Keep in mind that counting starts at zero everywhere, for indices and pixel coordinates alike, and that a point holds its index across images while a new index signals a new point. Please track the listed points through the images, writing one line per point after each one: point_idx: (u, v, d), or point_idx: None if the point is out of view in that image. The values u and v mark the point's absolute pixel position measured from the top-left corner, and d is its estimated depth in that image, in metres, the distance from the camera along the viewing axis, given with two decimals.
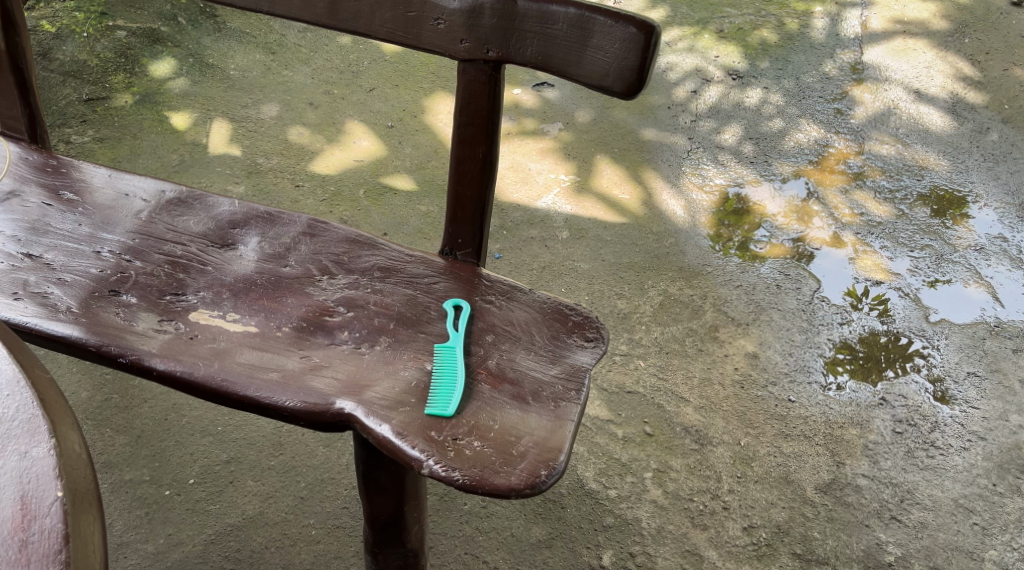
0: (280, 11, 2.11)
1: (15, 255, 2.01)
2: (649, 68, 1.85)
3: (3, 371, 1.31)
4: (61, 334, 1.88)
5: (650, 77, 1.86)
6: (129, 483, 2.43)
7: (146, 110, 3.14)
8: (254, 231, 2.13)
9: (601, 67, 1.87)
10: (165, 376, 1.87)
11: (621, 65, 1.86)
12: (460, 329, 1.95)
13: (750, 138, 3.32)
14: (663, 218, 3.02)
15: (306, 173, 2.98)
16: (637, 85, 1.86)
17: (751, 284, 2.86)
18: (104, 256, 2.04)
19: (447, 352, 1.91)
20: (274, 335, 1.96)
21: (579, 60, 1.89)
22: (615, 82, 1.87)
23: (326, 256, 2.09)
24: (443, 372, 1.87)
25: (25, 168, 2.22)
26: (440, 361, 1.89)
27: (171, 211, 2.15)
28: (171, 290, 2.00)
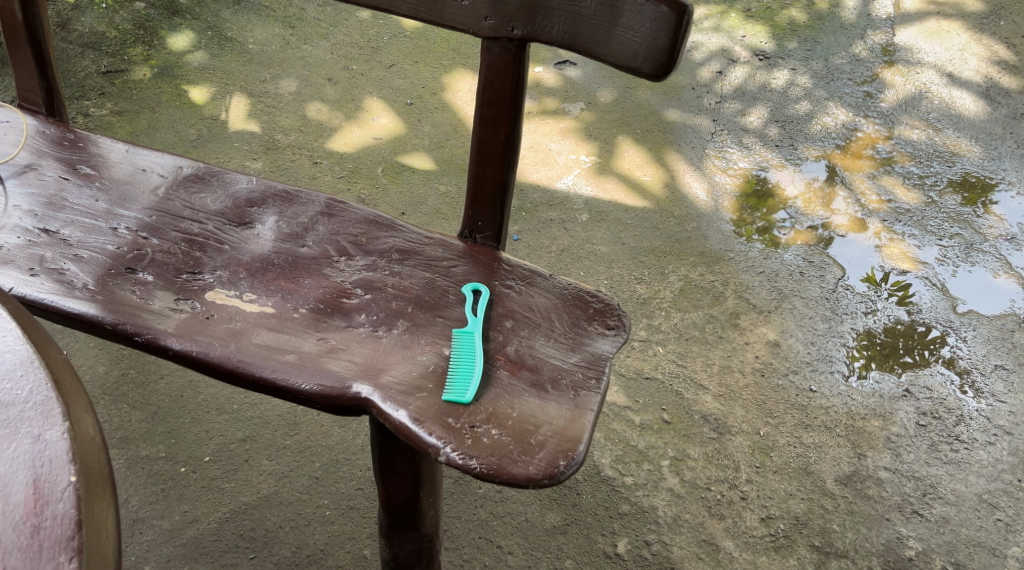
0: None
1: (32, 230, 1.99)
2: (679, 49, 1.80)
3: (19, 351, 1.29)
4: (78, 311, 1.86)
5: (681, 58, 1.81)
6: (145, 459, 2.41)
7: (165, 83, 3.10)
8: (272, 210, 2.10)
9: (631, 46, 1.83)
10: (181, 356, 1.84)
11: (651, 46, 1.81)
12: (480, 315, 1.92)
13: (776, 121, 3.26)
14: (685, 201, 2.97)
15: (324, 150, 2.95)
16: (667, 66, 1.81)
17: (774, 271, 2.82)
18: (120, 233, 2.01)
19: (465, 338, 1.88)
20: (291, 316, 1.93)
21: (608, 39, 1.84)
22: (644, 63, 1.83)
23: (344, 236, 2.06)
24: (461, 358, 1.85)
25: (42, 141, 2.19)
26: (459, 347, 1.86)
27: (189, 188, 2.12)
28: (187, 268, 1.98)
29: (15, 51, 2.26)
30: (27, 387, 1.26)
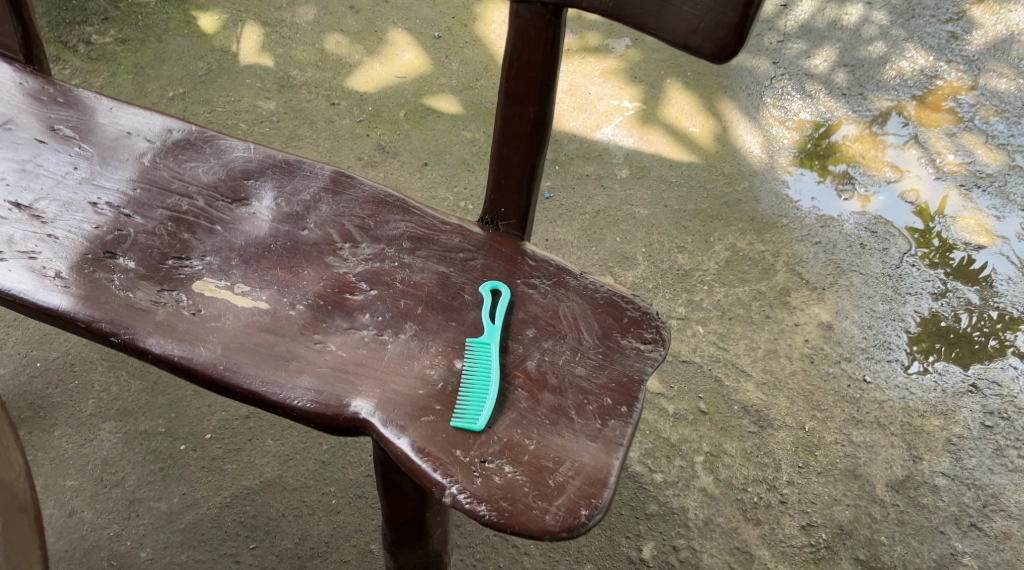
0: None
1: (2, 205, 1.78)
2: (749, 28, 1.53)
3: None
4: (50, 306, 1.67)
5: (749, 38, 1.53)
6: (143, 434, 2.26)
7: (173, 8, 2.85)
8: (270, 184, 1.87)
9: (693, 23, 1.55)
10: (163, 360, 1.66)
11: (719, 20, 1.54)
12: (498, 321, 1.71)
13: (845, 64, 2.94)
14: (736, 157, 2.70)
15: (342, 90, 2.70)
16: (732, 49, 1.54)
17: (832, 242, 2.56)
18: (101, 209, 1.80)
19: (480, 348, 1.67)
20: (287, 315, 1.73)
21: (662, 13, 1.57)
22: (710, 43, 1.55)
23: (349, 219, 1.83)
24: (475, 373, 1.64)
25: (19, 94, 1.96)
26: (472, 360, 1.66)
27: (179, 155, 1.89)
28: (174, 253, 1.77)
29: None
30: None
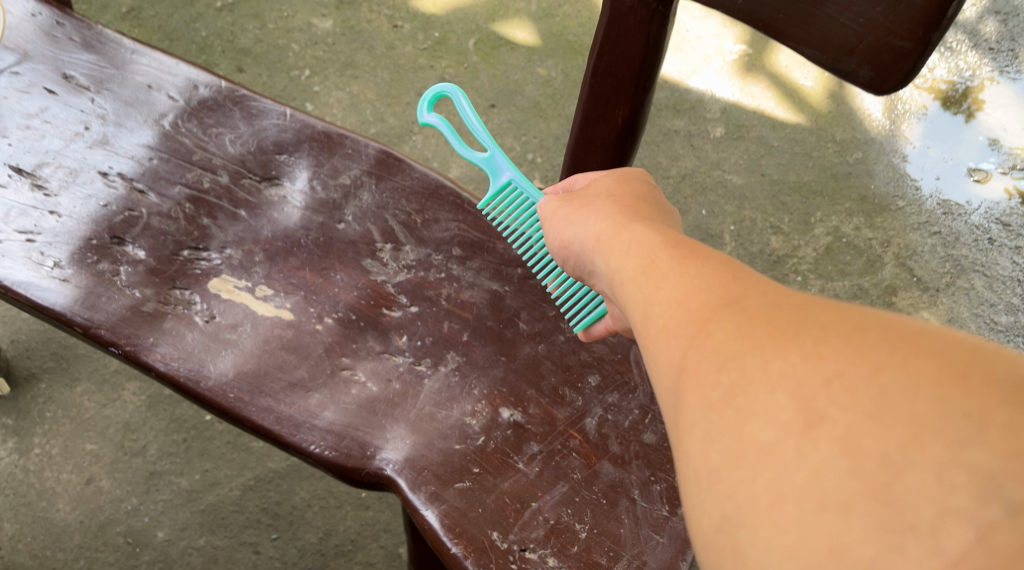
0: None
1: (4, 172, 1.51)
2: (925, 58, 1.28)
3: None
4: (49, 305, 1.43)
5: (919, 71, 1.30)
6: (167, 398, 2.09)
7: None
8: (306, 160, 1.58)
9: (902, 7, 1.24)
10: (167, 378, 1.43)
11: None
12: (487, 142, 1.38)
13: (997, 10, 2.49)
14: (852, 120, 2.33)
15: (407, 10, 2.29)
16: (900, 78, 1.30)
17: (954, 233, 2.22)
18: (111, 181, 1.53)
19: (505, 192, 1.45)
20: (312, 330, 1.48)
21: (828, 30, 1.31)
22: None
23: (394, 212, 1.55)
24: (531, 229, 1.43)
25: (32, 33, 1.62)
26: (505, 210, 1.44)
27: (204, 119, 1.59)
28: (190, 241, 1.51)
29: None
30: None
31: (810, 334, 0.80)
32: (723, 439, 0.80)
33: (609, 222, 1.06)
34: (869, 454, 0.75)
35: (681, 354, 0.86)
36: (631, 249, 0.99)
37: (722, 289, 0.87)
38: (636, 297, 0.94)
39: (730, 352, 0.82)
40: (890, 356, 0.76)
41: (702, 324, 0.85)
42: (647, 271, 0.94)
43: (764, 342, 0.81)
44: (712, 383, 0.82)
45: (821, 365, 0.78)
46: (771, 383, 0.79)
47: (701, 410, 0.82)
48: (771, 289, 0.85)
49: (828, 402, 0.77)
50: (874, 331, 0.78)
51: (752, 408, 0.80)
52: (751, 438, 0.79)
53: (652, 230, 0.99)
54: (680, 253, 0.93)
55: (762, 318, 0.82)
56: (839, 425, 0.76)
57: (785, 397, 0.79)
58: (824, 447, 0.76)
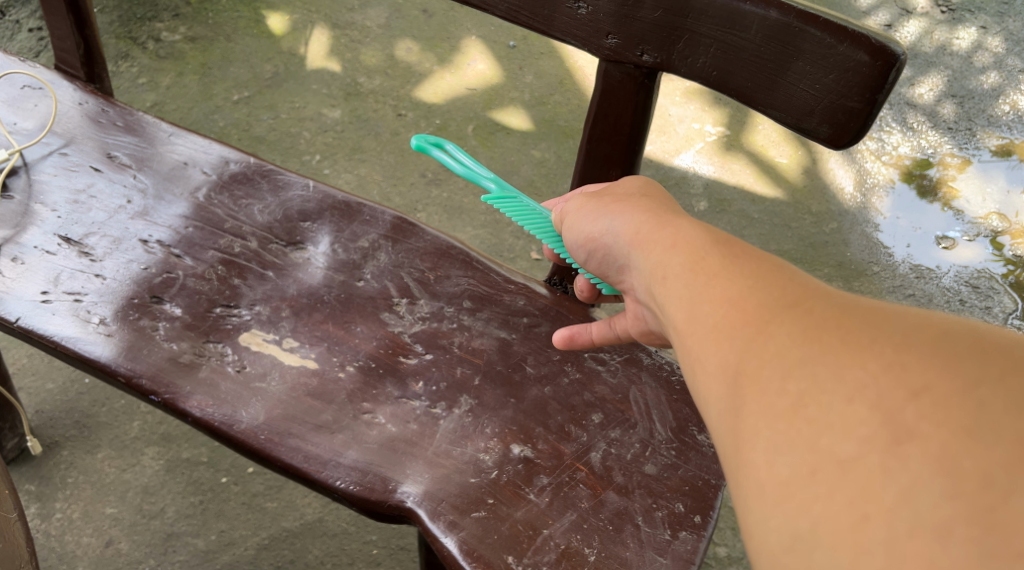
0: None
1: (52, 240, 1.65)
2: (876, 114, 1.42)
3: None
4: (92, 358, 1.55)
5: (871, 128, 1.43)
6: (186, 462, 2.19)
7: (244, 6, 2.66)
8: (328, 227, 1.72)
9: (851, 72, 1.40)
10: (202, 423, 1.54)
11: (865, 26, 1.38)
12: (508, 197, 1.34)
13: (953, 95, 2.70)
14: (826, 193, 2.50)
15: (411, 100, 2.48)
16: (855, 134, 1.44)
17: (928, 295, 2.32)
18: (151, 248, 1.66)
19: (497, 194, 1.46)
20: (335, 378, 1.60)
21: (790, 94, 1.46)
22: (874, 57, 1.37)
23: (409, 271, 1.69)
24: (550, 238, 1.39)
25: (80, 121, 1.79)
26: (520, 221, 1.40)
27: (235, 192, 1.75)
28: (222, 299, 1.63)
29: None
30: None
31: (897, 351, 0.82)
32: (799, 452, 0.83)
33: (670, 239, 1.08)
34: (964, 471, 0.76)
35: (758, 370, 0.88)
36: (680, 246, 1.06)
37: (790, 298, 0.92)
38: (703, 313, 0.97)
39: (806, 364, 0.85)
40: (981, 372, 0.79)
41: (772, 337, 0.89)
42: (701, 272, 1.00)
43: (845, 355, 0.84)
44: (786, 393, 0.85)
45: (909, 378, 0.80)
46: (853, 397, 0.82)
47: (779, 426, 0.85)
48: (855, 307, 0.88)
49: (916, 417, 0.79)
50: (963, 347, 0.80)
51: (835, 421, 0.82)
52: (834, 452, 0.81)
53: (700, 240, 1.05)
54: (743, 268, 0.98)
55: (847, 335, 0.85)
56: (927, 441, 0.78)
57: (869, 412, 0.81)
58: (911, 461, 0.78)
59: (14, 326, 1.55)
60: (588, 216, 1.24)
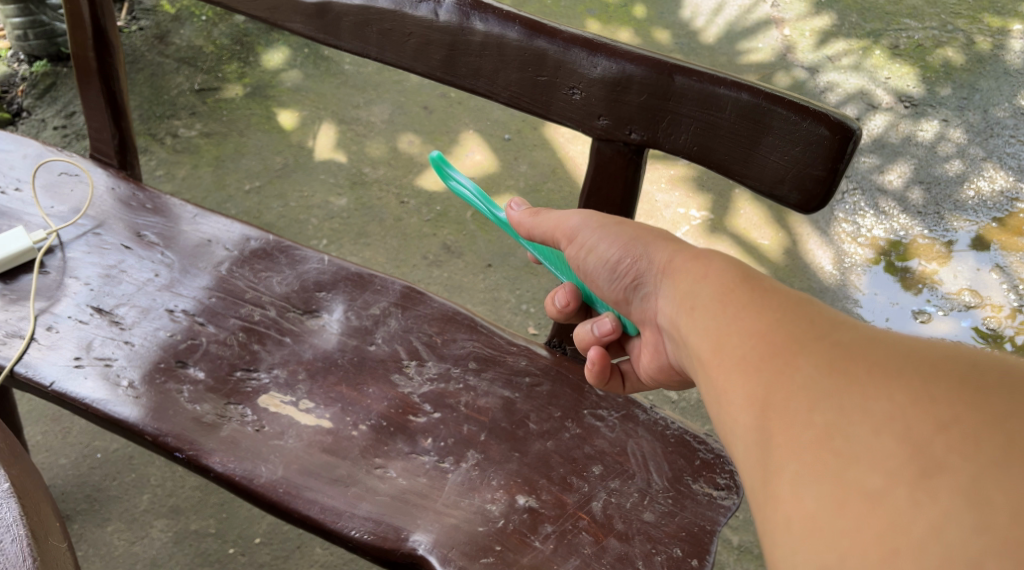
0: (390, 58, 1.78)
1: (84, 310, 1.76)
2: (838, 182, 1.56)
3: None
4: (121, 417, 1.64)
5: (835, 193, 1.57)
6: (194, 534, 2.25)
7: (256, 104, 2.83)
8: (342, 296, 1.84)
9: (815, 145, 1.54)
10: (223, 478, 1.62)
11: (824, 106, 1.54)
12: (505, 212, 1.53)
13: (920, 181, 2.86)
14: (806, 272, 2.63)
15: (412, 188, 2.64)
16: (820, 200, 1.57)
17: None
18: (176, 316, 1.78)
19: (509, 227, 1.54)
20: (349, 435, 1.69)
21: (763, 166, 1.59)
22: (834, 131, 1.53)
23: (418, 336, 1.80)
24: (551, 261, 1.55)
25: (111, 203, 1.92)
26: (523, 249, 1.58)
27: (255, 265, 1.87)
28: (242, 364, 1.74)
29: (81, 66, 1.98)
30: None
31: (925, 385, 0.93)
32: (829, 482, 0.93)
33: (701, 271, 1.21)
34: (991, 502, 0.87)
35: (786, 404, 1.00)
36: (709, 279, 1.20)
37: (815, 336, 1.04)
38: (730, 347, 1.10)
39: (833, 398, 0.97)
40: (1005, 410, 0.90)
41: (800, 370, 1.01)
42: (730, 306, 1.14)
43: (874, 390, 0.95)
44: (817, 425, 0.97)
45: (937, 414, 0.91)
46: (882, 430, 0.93)
47: (807, 458, 0.96)
48: (881, 344, 0.99)
49: (945, 450, 0.89)
50: (988, 385, 0.91)
51: (866, 452, 0.93)
52: (866, 482, 0.92)
53: (725, 280, 1.18)
54: (769, 308, 1.10)
55: (874, 368, 0.96)
56: (954, 475, 0.88)
57: (900, 445, 0.91)
58: (939, 493, 0.88)
59: (48, 390, 1.66)
60: (606, 244, 1.35)
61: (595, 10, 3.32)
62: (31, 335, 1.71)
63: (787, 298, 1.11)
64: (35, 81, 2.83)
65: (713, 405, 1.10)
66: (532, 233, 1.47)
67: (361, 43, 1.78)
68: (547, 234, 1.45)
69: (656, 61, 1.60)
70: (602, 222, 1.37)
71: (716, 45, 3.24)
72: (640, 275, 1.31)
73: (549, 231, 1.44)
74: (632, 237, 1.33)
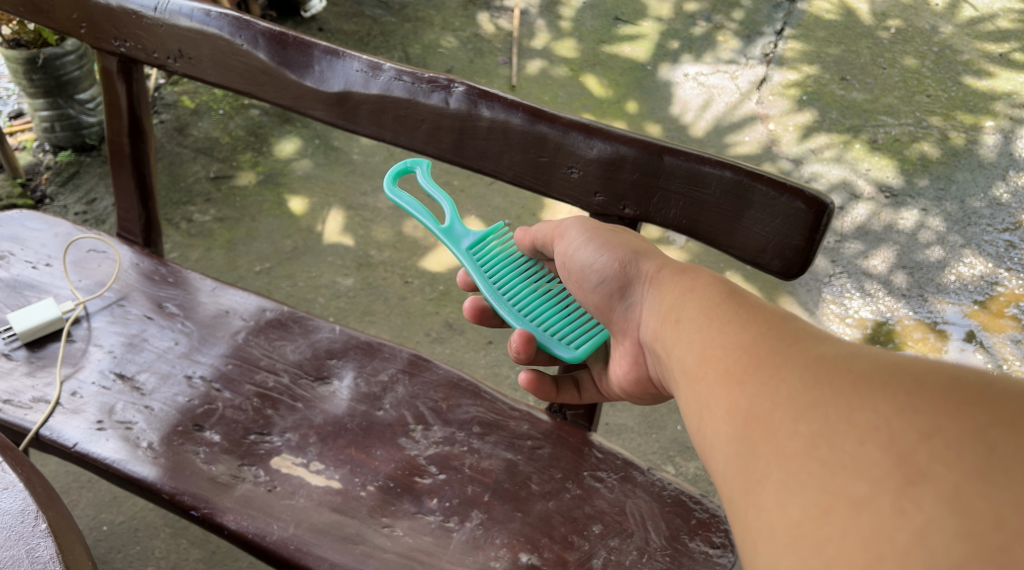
0: (404, 142, 1.89)
1: (107, 376, 1.85)
2: (816, 251, 1.67)
3: (35, 523, 1.27)
4: (139, 477, 1.72)
5: (813, 261, 1.68)
6: None
7: (268, 191, 2.96)
8: (352, 363, 1.93)
9: (793, 217, 1.66)
10: (236, 535, 1.69)
11: (800, 182, 1.67)
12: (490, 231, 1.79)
13: (903, 267, 2.98)
14: None
15: (416, 270, 2.78)
16: (800, 267, 1.68)
17: None
18: (194, 382, 1.86)
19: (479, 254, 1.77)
20: (358, 496, 1.75)
21: (746, 237, 1.70)
22: (810, 205, 1.65)
23: (424, 401, 1.88)
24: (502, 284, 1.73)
25: (134, 276, 2.02)
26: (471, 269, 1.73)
27: (270, 334, 1.95)
28: (256, 428, 1.82)
29: (114, 152, 2.11)
30: (9, 521, 1.27)
31: (906, 399, 1.11)
32: (814, 488, 1.11)
33: (691, 286, 1.40)
34: (967, 508, 1.04)
35: (771, 415, 1.18)
36: (699, 295, 1.38)
37: (799, 352, 1.22)
38: (714, 360, 1.28)
39: (818, 409, 1.14)
40: (980, 424, 1.08)
41: (785, 382, 1.19)
42: (716, 320, 1.32)
43: (858, 400, 1.13)
44: (804, 433, 1.14)
45: (918, 426, 1.09)
46: (866, 439, 1.10)
47: (793, 467, 1.13)
48: (861, 360, 1.17)
49: (927, 461, 1.07)
50: (963, 399, 1.09)
51: (852, 458, 1.10)
52: (854, 489, 1.08)
53: (709, 296, 1.36)
54: (756, 326, 1.28)
55: (856, 383, 1.14)
56: (934, 484, 1.06)
57: (884, 454, 1.09)
58: (922, 501, 1.06)
59: (72, 450, 1.75)
60: (595, 247, 1.55)
61: (590, 106, 3.50)
62: (57, 400, 1.80)
63: (770, 317, 1.30)
64: (59, 170, 2.98)
65: (694, 410, 1.28)
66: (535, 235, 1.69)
67: (377, 127, 1.89)
68: (547, 235, 1.67)
69: (646, 142, 1.73)
70: (594, 229, 1.57)
71: (705, 139, 3.41)
72: (626, 279, 1.50)
73: (550, 232, 1.66)
74: (621, 244, 1.53)
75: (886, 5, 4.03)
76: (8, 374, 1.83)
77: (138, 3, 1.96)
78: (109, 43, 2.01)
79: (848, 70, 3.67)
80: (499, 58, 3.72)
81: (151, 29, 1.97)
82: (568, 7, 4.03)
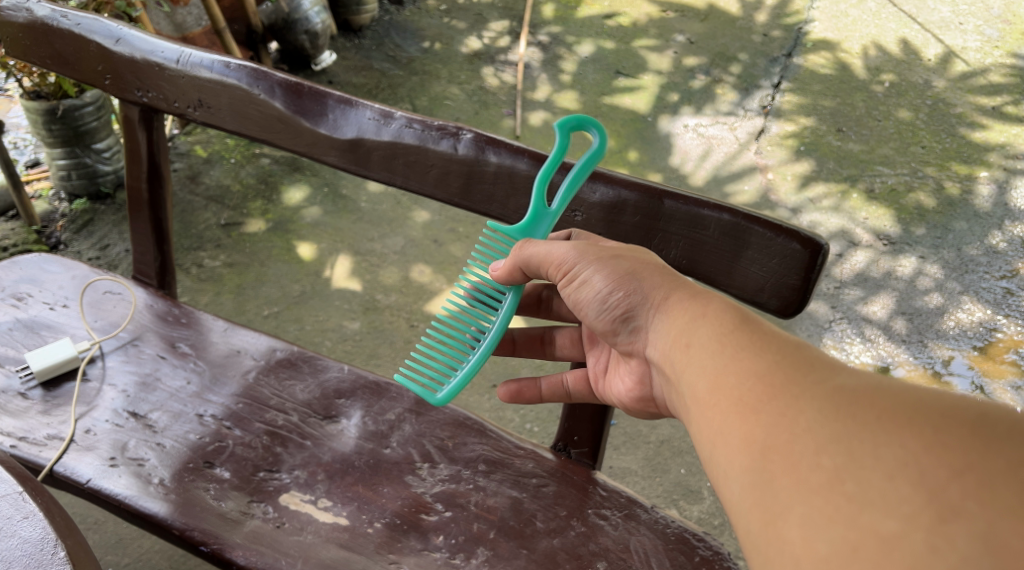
0: (413, 186, 1.94)
1: (120, 414, 1.90)
2: (812, 290, 1.72)
3: (54, 555, 1.35)
4: (150, 513, 1.77)
5: (811, 299, 1.73)
6: None
7: (278, 238, 3.02)
8: (359, 403, 1.96)
9: (790, 257, 1.72)
10: None
11: (796, 224, 1.73)
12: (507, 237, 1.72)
13: (903, 313, 3.02)
14: None
15: (422, 313, 2.83)
16: (797, 305, 1.73)
17: None
18: (205, 421, 1.91)
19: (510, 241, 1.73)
20: (365, 532, 1.78)
21: (745, 277, 1.75)
22: (805, 245, 1.71)
23: (430, 440, 1.91)
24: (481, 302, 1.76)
25: (149, 316, 2.07)
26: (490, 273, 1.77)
27: (280, 374, 1.99)
28: (265, 465, 1.85)
29: (132, 198, 2.17)
30: (28, 549, 1.35)
31: (935, 437, 1.18)
32: (842, 525, 1.18)
33: (701, 309, 1.43)
34: (999, 543, 1.13)
35: (790, 447, 1.24)
36: (708, 319, 1.41)
37: (817, 383, 1.27)
38: (728, 387, 1.33)
39: (843, 444, 1.21)
40: (1010, 464, 1.16)
41: (805, 415, 1.25)
42: (728, 347, 1.36)
43: (884, 437, 1.19)
44: (829, 467, 1.20)
45: (947, 464, 1.16)
46: (895, 477, 1.17)
47: (818, 501, 1.20)
48: (884, 393, 1.23)
49: (959, 501, 1.15)
50: (992, 439, 1.17)
51: (881, 494, 1.17)
52: (884, 524, 1.16)
53: (719, 321, 1.40)
54: (769, 355, 1.33)
55: (880, 419, 1.21)
56: (966, 523, 1.14)
57: (914, 492, 1.16)
58: (955, 538, 1.14)
59: (85, 486, 1.79)
60: (602, 278, 1.53)
61: None
62: (71, 438, 1.85)
63: (782, 343, 1.34)
64: (74, 217, 3.05)
65: (704, 437, 1.33)
66: (525, 257, 1.64)
67: (387, 172, 1.95)
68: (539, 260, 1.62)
69: (647, 186, 1.79)
70: (597, 255, 1.55)
71: (705, 188, 3.48)
72: (630, 307, 1.51)
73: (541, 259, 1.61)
74: (625, 272, 1.52)
75: (880, 59, 4.11)
76: (23, 413, 1.88)
77: (161, 55, 2.03)
78: (132, 93, 2.08)
79: (844, 122, 3.75)
80: (503, 109, 3.81)
81: (173, 79, 2.04)
82: (569, 61, 4.13)
